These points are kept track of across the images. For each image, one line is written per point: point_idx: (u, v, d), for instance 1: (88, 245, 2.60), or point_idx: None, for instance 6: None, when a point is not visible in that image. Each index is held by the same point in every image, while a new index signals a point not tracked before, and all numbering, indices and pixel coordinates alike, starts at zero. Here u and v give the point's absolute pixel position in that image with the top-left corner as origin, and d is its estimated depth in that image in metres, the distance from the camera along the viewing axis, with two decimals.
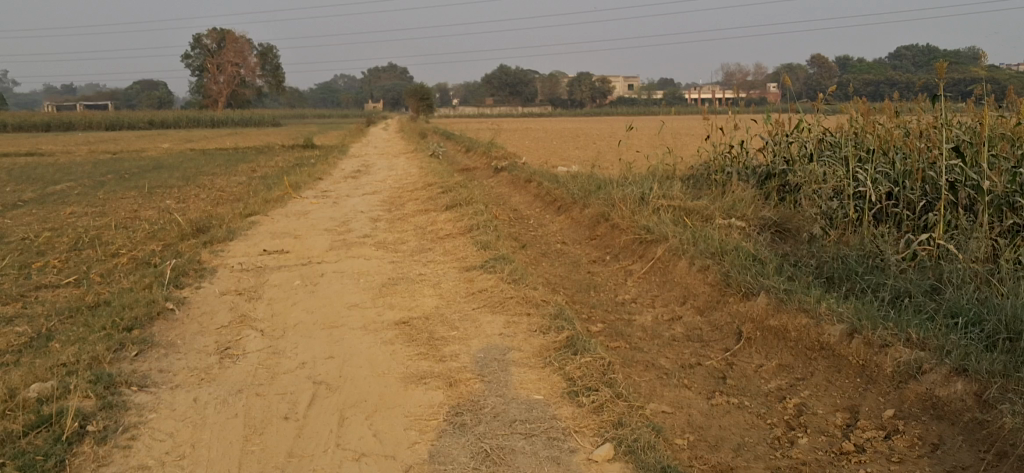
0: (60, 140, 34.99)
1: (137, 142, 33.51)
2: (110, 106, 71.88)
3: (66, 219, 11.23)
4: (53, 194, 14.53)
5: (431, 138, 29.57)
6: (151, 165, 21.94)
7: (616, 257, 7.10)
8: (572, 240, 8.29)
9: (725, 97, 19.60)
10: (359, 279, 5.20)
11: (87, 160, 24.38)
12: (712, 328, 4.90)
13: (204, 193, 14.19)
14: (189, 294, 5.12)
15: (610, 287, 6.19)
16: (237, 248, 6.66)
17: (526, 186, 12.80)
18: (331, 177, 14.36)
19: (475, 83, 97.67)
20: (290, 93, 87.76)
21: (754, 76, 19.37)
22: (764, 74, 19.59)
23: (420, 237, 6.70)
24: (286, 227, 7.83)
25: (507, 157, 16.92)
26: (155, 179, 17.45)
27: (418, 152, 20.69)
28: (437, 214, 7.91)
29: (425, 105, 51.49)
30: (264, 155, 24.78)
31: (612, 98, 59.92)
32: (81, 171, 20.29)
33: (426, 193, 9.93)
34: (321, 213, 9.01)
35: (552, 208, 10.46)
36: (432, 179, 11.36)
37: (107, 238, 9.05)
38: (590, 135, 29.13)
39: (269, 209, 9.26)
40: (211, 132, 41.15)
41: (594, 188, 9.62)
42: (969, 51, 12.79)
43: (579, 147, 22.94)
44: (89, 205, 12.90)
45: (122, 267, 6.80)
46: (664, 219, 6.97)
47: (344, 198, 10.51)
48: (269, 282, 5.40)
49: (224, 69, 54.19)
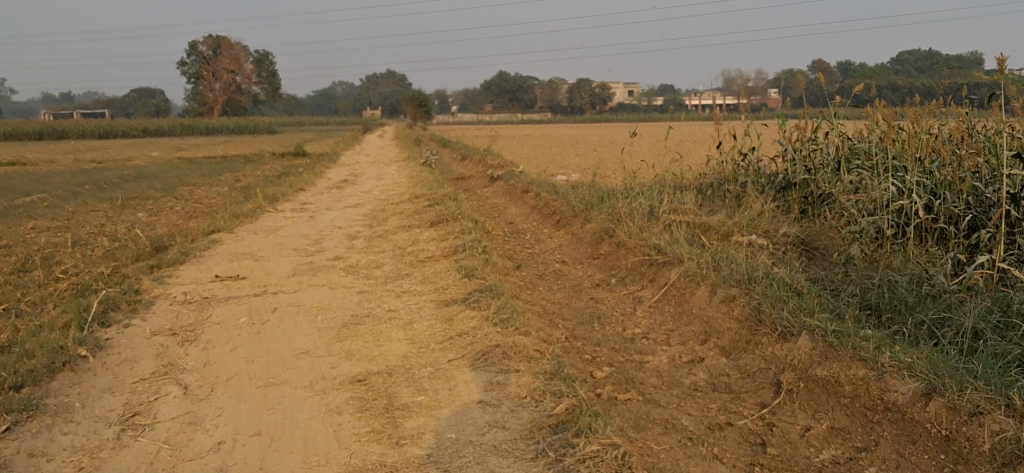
0: (50, 149, 34.07)
1: (128, 151, 32.59)
2: (106, 113, 71.14)
3: (24, 236, 10.36)
4: (21, 207, 13.66)
5: (427, 145, 28.77)
6: (135, 174, 21.08)
7: (622, 281, 6.26)
8: (572, 260, 7.43)
9: (726, 103, 18.74)
10: (318, 316, 4.33)
11: (70, 169, 23.48)
12: (743, 375, 4.03)
13: (182, 205, 13.35)
14: (113, 334, 4.26)
15: (616, 320, 5.33)
16: (189, 273, 5.80)
17: (523, 197, 11.94)
18: (317, 187, 13.51)
19: (473, 91, 96.96)
20: (288, 100, 86.94)
21: (755, 82, 18.52)
22: (766, 79, 18.75)
23: (399, 260, 5.84)
24: (252, 247, 6.97)
25: (504, 166, 16.08)
26: (135, 190, 16.60)
27: (410, 160, 19.85)
28: (420, 232, 7.05)
29: (422, 112, 50.78)
30: (252, 163, 23.95)
31: (612, 104, 59.12)
32: (60, 181, 19.42)
33: (412, 205, 9.09)
34: (295, 230, 8.15)
35: (551, 222, 9.60)
36: (420, 190, 10.53)
37: (58, 260, 8.19)
38: (589, 142, 28.31)
39: (239, 225, 8.41)
40: (207, 140, 40.28)
41: (596, 200, 8.76)
42: (973, 55, 11.97)
43: (578, 155, 22.10)
44: (54, 219, 12.03)
45: (57, 296, 5.94)
46: (676, 239, 6.11)
47: (324, 212, 9.66)
48: (212, 318, 4.54)
49: (220, 77, 53.31)
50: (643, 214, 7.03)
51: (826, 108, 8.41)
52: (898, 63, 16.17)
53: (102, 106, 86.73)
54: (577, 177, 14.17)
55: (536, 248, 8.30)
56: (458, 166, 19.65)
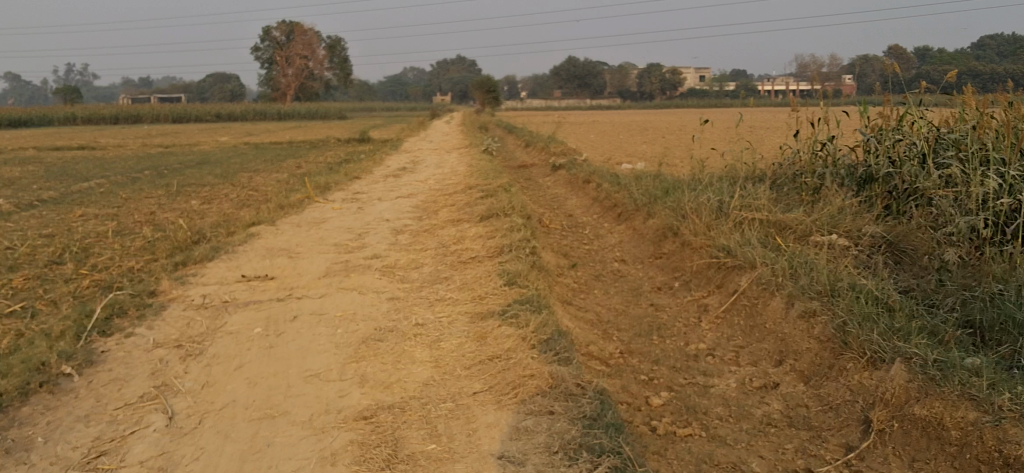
0: (124, 134, 34.48)
1: (200, 136, 32.76)
2: (181, 99, 72.22)
3: (72, 224, 10.12)
4: (78, 193, 13.51)
5: (492, 132, 28.29)
6: (198, 160, 20.99)
7: (686, 285, 5.68)
8: (632, 260, 6.86)
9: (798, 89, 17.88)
10: (338, 327, 3.86)
11: (136, 154, 23.54)
12: (824, 408, 3.44)
13: (236, 193, 13.07)
14: (111, 347, 3.85)
15: (678, 332, 4.76)
16: (214, 271, 5.38)
17: (584, 189, 11.37)
18: (373, 176, 13.12)
19: (541, 77, 96.25)
20: (359, 85, 87.29)
21: (829, 66, 17.65)
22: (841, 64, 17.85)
23: (440, 260, 5.34)
24: (289, 242, 6.53)
25: (568, 153, 15.51)
26: (194, 176, 16.42)
27: (473, 146, 19.38)
28: (469, 227, 6.55)
29: (490, 98, 50.34)
30: (315, 149, 23.76)
31: (682, 89, 57.99)
32: (124, 166, 19.39)
33: (464, 197, 8.59)
34: (340, 223, 7.71)
35: (612, 215, 9.02)
36: (475, 179, 10.03)
37: (96, 252, 7.87)
38: (658, 130, 27.55)
39: (284, 217, 8.01)
40: (277, 125, 40.45)
41: (661, 192, 8.16)
42: None
43: (645, 142, 21.42)
44: (106, 206, 11.82)
45: (78, 295, 5.59)
46: (748, 240, 5.50)
47: (374, 203, 9.22)
48: (225, 327, 4.09)
49: (292, 62, 53.46)
50: (710, 209, 6.41)
51: (912, 94, 7.67)
52: (984, 45, 15.15)
53: (178, 91, 88.05)
54: (643, 166, 13.56)
55: (595, 245, 7.74)
56: (521, 154, 19.12)
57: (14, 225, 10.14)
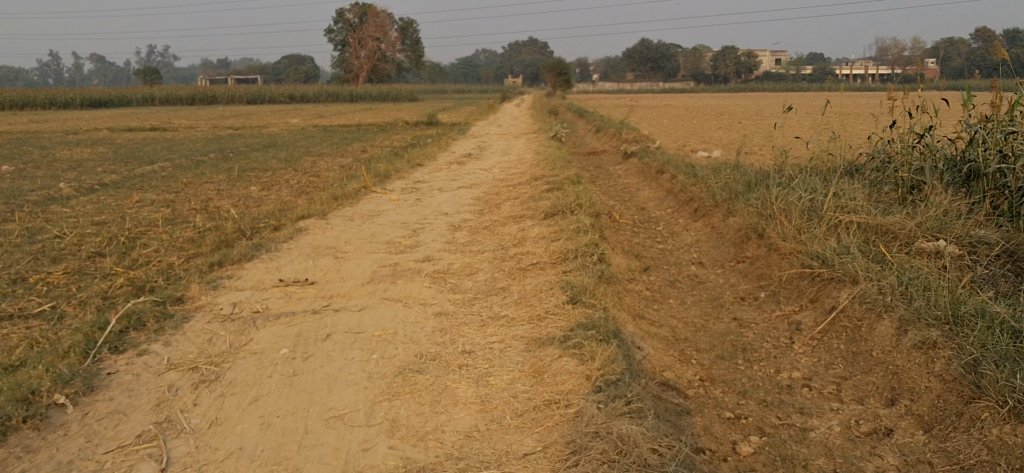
0: (198, 114, 34.58)
1: (271, 118, 32.66)
2: (255, 80, 72.82)
3: (126, 210, 9.79)
4: (139, 177, 13.24)
5: (563, 116, 27.70)
6: (266, 143, 20.74)
7: (773, 296, 5.07)
8: (712, 264, 6.24)
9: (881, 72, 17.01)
10: (374, 352, 3.34)
11: (205, 136, 23.40)
12: (954, 467, 2.84)
13: (297, 179, 12.68)
14: (118, 367, 3.38)
15: (768, 357, 4.17)
16: (251, 274, 4.91)
17: (658, 180, 10.74)
18: (437, 163, 12.63)
19: (613, 60, 95.20)
20: (431, 68, 87.17)
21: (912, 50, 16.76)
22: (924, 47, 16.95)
23: (498, 266, 4.80)
24: (338, 239, 6.05)
25: (640, 140, 14.89)
26: (258, 160, 16.12)
27: (542, 131, 18.84)
28: (532, 224, 6.00)
29: (562, 80, 49.69)
30: (384, 133, 23.41)
31: (758, 73, 56.71)
32: (191, 148, 19.21)
33: (530, 189, 8.05)
34: (396, 216, 7.21)
35: (689, 211, 8.39)
36: (542, 169, 9.48)
37: (142, 243, 7.48)
38: (733, 115, 26.73)
39: (337, 210, 7.54)
40: (348, 107, 40.34)
41: (742, 187, 7.52)
42: None
43: (720, 128, 20.68)
44: (165, 191, 11.50)
45: (108, 296, 5.16)
46: (845, 247, 4.86)
47: (435, 193, 8.72)
48: (249, 345, 3.61)
49: (365, 44, 53.29)
50: (800, 209, 5.77)
51: None
52: None
53: (254, 72, 88.87)
54: (720, 156, 12.90)
55: (669, 245, 7.13)
56: (591, 140, 18.53)
57: (68, 209, 9.84)
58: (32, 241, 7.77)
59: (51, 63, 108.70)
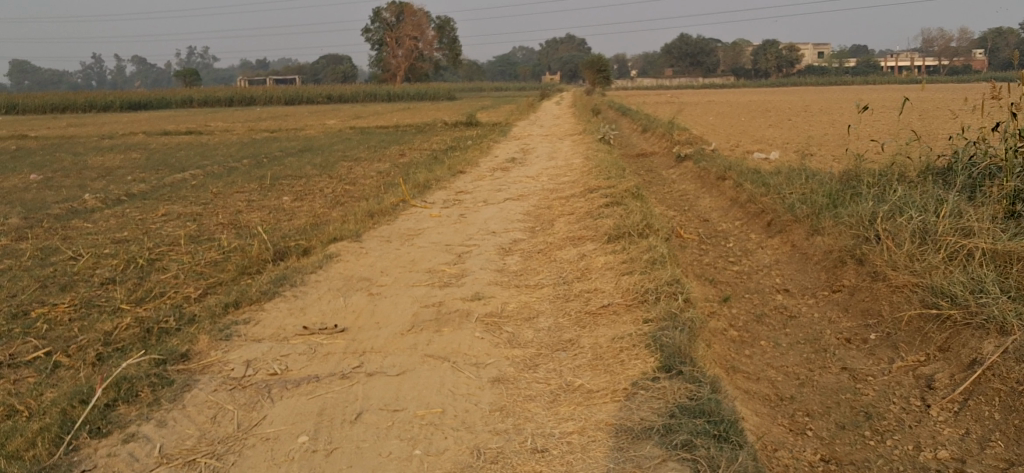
0: (235, 116, 34.05)
1: (308, 119, 32.03)
2: (293, 80, 72.49)
3: (149, 225, 9.13)
4: (168, 186, 12.62)
5: (605, 115, 26.96)
6: (301, 146, 20.11)
7: (888, 339, 4.29)
8: (802, 294, 5.45)
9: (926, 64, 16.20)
10: (418, 445, 2.59)
11: (240, 139, 22.82)
12: None
13: (333, 188, 12.00)
14: (98, 460, 2.65)
15: (901, 426, 3.40)
16: (270, 318, 4.19)
17: (719, 188, 9.93)
18: (480, 170, 11.91)
19: (651, 56, 94.10)
20: (468, 65, 86.63)
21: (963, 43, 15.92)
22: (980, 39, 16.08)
23: (561, 307, 4.04)
24: (373, 268, 5.31)
25: (692, 141, 14.10)
26: (293, 167, 15.45)
27: (587, 132, 18.08)
28: (595, 251, 5.24)
29: (601, 77, 48.79)
30: (422, 135, 22.76)
31: (800, 68, 55.51)
32: (225, 153, 18.62)
33: (585, 203, 7.29)
34: (439, 237, 6.47)
35: (761, 225, 7.58)
36: (595, 178, 8.71)
37: (159, 268, 6.80)
38: (782, 111, 25.81)
39: (374, 230, 6.81)
40: (385, 106, 39.81)
41: (825, 200, 6.71)
42: None
43: (770, 127, 19.88)
44: (193, 203, 10.86)
45: (110, 342, 4.46)
46: (977, 281, 4.07)
47: (480, 207, 7.97)
48: (260, 428, 2.86)
49: (403, 43, 52.57)
50: (909, 231, 4.96)
51: None
52: None
53: (293, 72, 88.82)
54: (780, 160, 12.07)
55: (745, 267, 6.33)
56: (638, 141, 17.75)
57: (88, 225, 9.20)
58: (41, 264, 7.10)
59: (92, 65, 109.49)
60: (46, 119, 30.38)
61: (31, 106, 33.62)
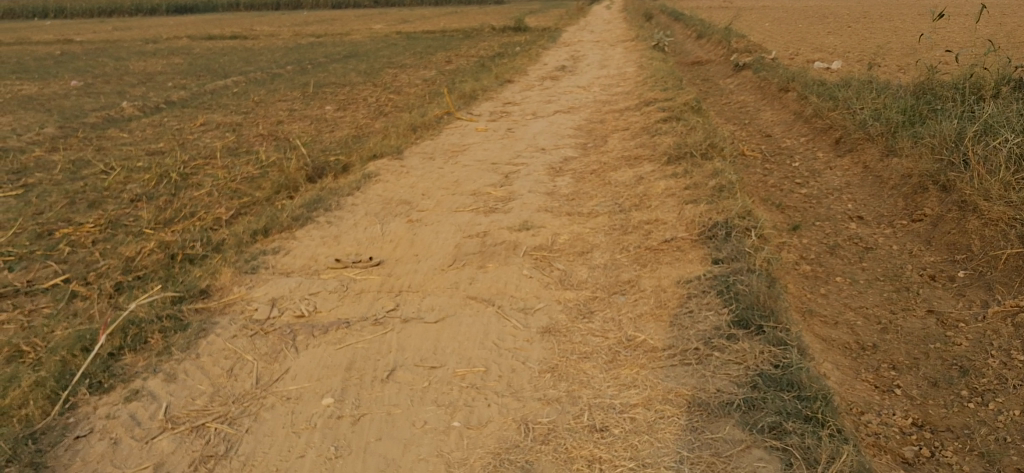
0: (280, 20, 33.56)
1: (354, 23, 31.45)
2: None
3: (186, 135, 8.85)
4: (209, 93, 12.31)
5: (657, 20, 26.10)
6: (346, 52, 19.66)
7: (980, 279, 3.86)
8: (877, 222, 5.01)
9: None
10: (457, 415, 2.25)
11: (285, 44, 22.37)
12: None
13: (377, 97, 11.61)
14: (96, 422, 2.39)
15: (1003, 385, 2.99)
16: (300, 248, 3.86)
17: (782, 100, 9.39)
18: (528, 79, 11.42)
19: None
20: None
21: None
22: None
23: (617, 241, 3.67)
24: (414, 189, 4.96)
25: (751, 47, 13.46)
26: (337, 73, 15.06)
27: (640, 38, 17.43)
28: (653, 175, 4.83)
29: None
30: (469, 40, 22.19)
31: None
32: (269, 58, 18.26)
33: (640, 117, 6.85)
34: (485, 154, 6.09)
35: (829, 142, 7.09)
36: (651, 89, 8.23)
37: (193, 183, 6.52)
38: (843, 17, 24.80)
39: (416, 146, 6.44)
40: (432, 10, 39.02)
41: (902, 116, 6.20)
42: None
43: (831, 34, 19.06)
44: (233, 111, 10.56)
45: (132, 269, 4.20)
46: None
47: (529, 121, 7.55)
48: (280, 385, 2.55)
49: None
50: (1004, 156, 4.47)
51: None
52: None
53: None
54: (844, 70, 11.44)
55: (814, 190, 5.88)
56: (694, 47, 17.07)
57: (125, 135, 8.94)
58: (73, 179, 6.83)
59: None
60: (94, 23, 30.13)
61: (79, 9, 33.29)
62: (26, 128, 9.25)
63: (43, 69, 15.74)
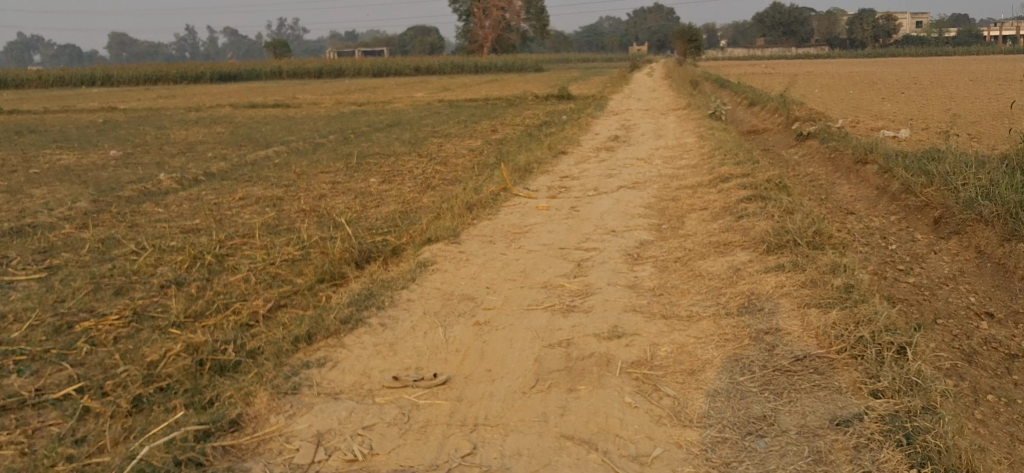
0: (321, 88, 33.47)
1: (396, 91, 31.25)
2: (377, 51, 72.21)
3: (224, 210, 8.34)
4: (249, 164, 11.85)
5: (702, 88, 25.64)
6: (389, 120, 19.30)
7: None
8: (1012, 323, 4.32)
9: None
10: None
11: (327, 113, 22.11)
12: None
13: (423, 168, 11.11)
14: None
15: None
16: (351, 360, 3.25)
17: (860, 174, 8.74)
18: (583, 150, 10.88)
19: (744, 25, 91.71)
20: (556, 37, 85.26)
21: None
22: None
23: (736, 358, 3.02)
24: (477, 282, 4.35)
25: (813, 116, 12.86)
26: (381, 143, 14.60)
27: (691, 107, 16.89)
28: (752, 268, 4.18)
29: (692, 48, 46.63)
30: (512, 108, 21.81)
31: (898, 39, 53.60)
32: (311, 127, 17.89)
33: (720, 194, 6.21)
34: (551, 237, 5.49)
35: (926, 222, 6.42)
36: (722, 163, 7.62)
37: (229, 266, 5.95)
38: (894, 83, 24.21)
39: (474, 227, 5.86)
40: (473, 79, 38.95)
41: (1019, 196, 5.52)
42: None
43: (888, 101, 18.43)
44: (273, 184, 10.06)
45: (154, 378, 3.59)
46: None
47: (593, 198, 6.95)
48: None
49: (489, 13, 50.68)
50: None
51: None
52: None
53: (379, 44, 88.72)
54: (916, 140, 10.81)
55: (924, 279, 5.20)
56: (747, 115, 16.48)
57: (160, 210, 8.44)
58: (101, 260, 6.30)
59: (186, 37, 111.01)
60: (138, 91, 30.17)
61: (126, 78, 33.47)
62: (58, 202, 8.79)
63: (83, 137, 15.46)
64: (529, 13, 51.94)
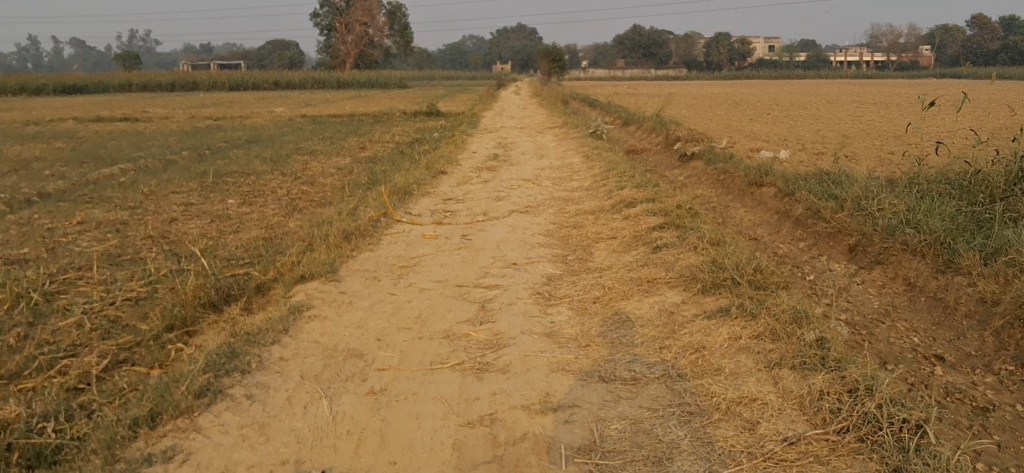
0: (177, 102, 31.78)
1: (255, 106, 29.89)
2: (236, 64, 69.92)
3: (58, 237, 7.29)
4: (91, 184, 10.69)
5: (572, 105, 25.36)
6: (249, 137, 18.19)
7: None
8: (969, 367, 3.83)
9: None
10: None
11: (180, 128, 20.73)
12: None
13: (288, 187, 10.23)
14: None
15: None
16: (209, 452, 2.47)
17: (755, 197, 8.35)
18: (462, 170, 10.21)
19: (606, 46, 93.19)
20: (420, 53, 84.47)
21: None
22: None
23: (711, 441, 2.38)
24: (364, 332, 3.62)
25: (695, 135, 12.56)
26: (241, 160, 13.59)
27: (566, 126, 16.47)
28: (691, 313, 3.58)
29: (557, 67, 46.68)
30: (380, 125, 20.97)
31: (753, 62, 55.15)
32: (163, 143, 16.64)
33: (626, 222, 5.64)
34: (444, 272, 4.80)
35: (841, 250, 6.00)
36: (620, 185, 7.07)
37: (58, 306, 5.00)
38: (759, 104, 24.53)
39: (353, 261, 5.09)
40: (337, 94, 37.79)
41: (948, 226, 5.13)
42: None
43: (758, 121, 18.46)
44: (119, 206, 9.01)
45: None
46: None
47: (484, 224, 6.29)
48: None
49: (353, 28, 49.49)
50: None
51: None
52: None
53: (237, 57, 86.14)
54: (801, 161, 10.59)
55: (857, 314, 4.73)
56: (623, 134, 16.16)
57: None
58: None
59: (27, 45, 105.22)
60: None
61: None
62: None
63: None
64: (392, 28, 50.94)
